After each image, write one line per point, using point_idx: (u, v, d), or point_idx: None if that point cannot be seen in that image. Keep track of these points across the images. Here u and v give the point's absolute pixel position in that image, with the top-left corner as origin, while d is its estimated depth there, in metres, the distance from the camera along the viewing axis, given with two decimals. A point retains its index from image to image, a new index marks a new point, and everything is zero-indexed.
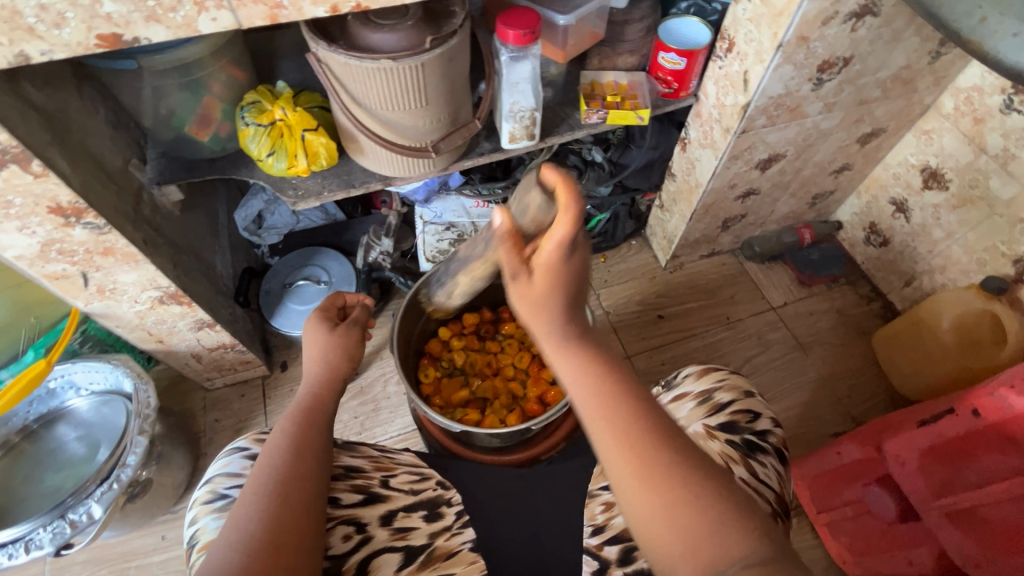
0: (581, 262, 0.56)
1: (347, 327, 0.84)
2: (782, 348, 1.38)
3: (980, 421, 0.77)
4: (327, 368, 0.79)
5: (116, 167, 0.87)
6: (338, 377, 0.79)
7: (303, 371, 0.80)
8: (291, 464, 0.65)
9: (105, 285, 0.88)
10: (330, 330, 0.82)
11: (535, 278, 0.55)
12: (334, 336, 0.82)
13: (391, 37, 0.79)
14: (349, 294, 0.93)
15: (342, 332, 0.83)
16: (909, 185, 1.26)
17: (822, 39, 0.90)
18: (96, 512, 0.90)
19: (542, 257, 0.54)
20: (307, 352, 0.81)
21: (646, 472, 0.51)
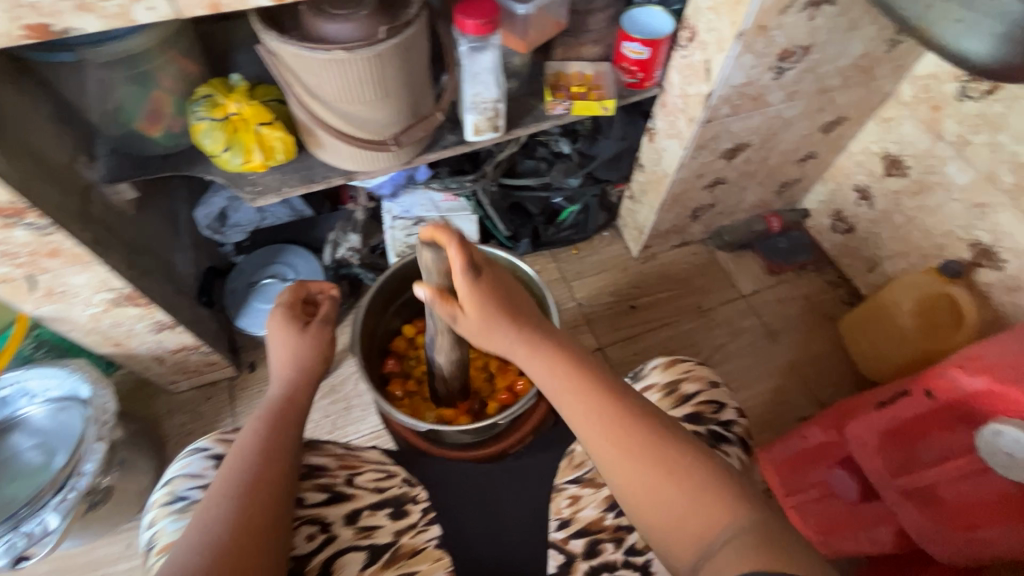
0: (492, 280, 0.63)
1: (319, 326, 0.82)
2: (752, 336, 1.39)
3: (933, 402, 0.80)
4: (299, 370, 0.77)
5: (62, 164, 0.84)
6: (312, 379, 0.78)
7: (274, 370, 0.78)
8: (262, 466, 0.64)
9: (54, 288, 0.85)
10: (302, 331, 0.81)
11: (471, 314, 0.63)
12: (307, 337, 0.80)
13: (345, 28, 0.76)
14: (315, 283, 0.89)
15: (314, 331, 0.82)
16: (871, 172, 1.28)
17: (781, 28, 0.91)
18: (52, 522, 0.87)
19: (464, 298, 0.62)
20: (277, 352, 0.79)
21: (631, 451, 0.58)
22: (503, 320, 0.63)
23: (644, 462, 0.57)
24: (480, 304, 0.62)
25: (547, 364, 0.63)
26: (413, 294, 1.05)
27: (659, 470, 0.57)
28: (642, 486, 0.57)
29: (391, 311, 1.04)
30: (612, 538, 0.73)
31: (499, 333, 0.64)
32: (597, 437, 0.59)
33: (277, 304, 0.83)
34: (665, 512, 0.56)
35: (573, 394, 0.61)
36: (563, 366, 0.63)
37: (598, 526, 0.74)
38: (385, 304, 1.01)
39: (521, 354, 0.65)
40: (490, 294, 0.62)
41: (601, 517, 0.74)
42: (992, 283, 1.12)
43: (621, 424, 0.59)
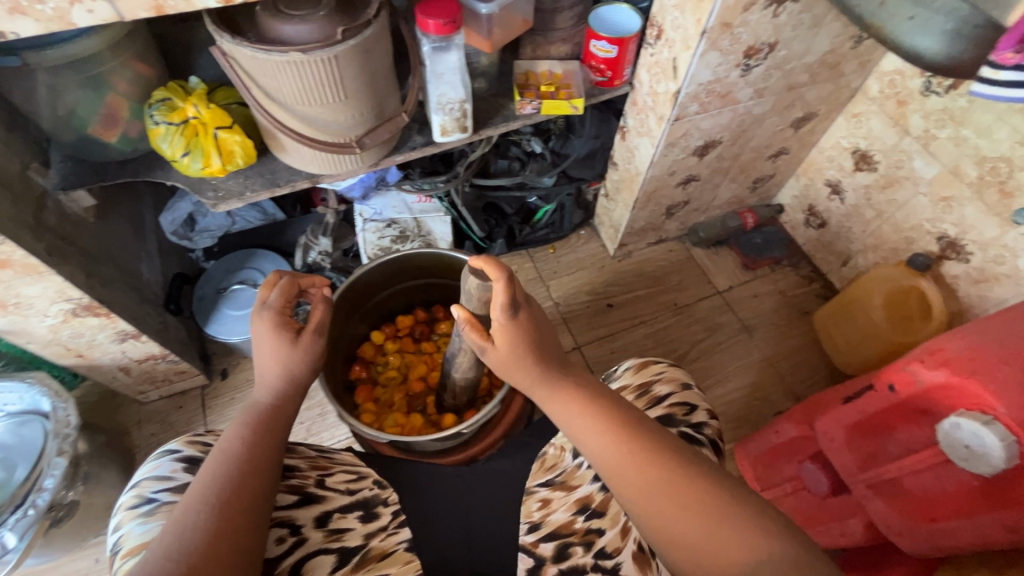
0: (528, 316, 0.66)
1: (312, 336, 0.76)
2: (728, 331, 1.40)
3: (896, 395, 0.81)
4: (289, 382, 0.73)
5: (12, 172, 0.81)
6: (298, 390, 0.74)
7: (260, 375, 0.73)
8: (245, 475, 0.62)
9: (8, 299, 0.82)
10: (292, 342, 0.74)
11: (498, 347, 0.66)
12: (301, 350, 0.74)
13: (303, 29, 0.75)
14: (305, 278, 0.82)
15: (306, 344, 0.76)
16: (841, 167, 1.29)
17: (745, 25, 0.91)
18: (10, 541, 0.85)
19: (496, 331, 0.65)
20: (263, 351, 0.75)
21: (656, 475, 0.57)
22: (528, 361, 0.65)
23: (664, 490, 0.56)
24: (511, 338, 0.65)
25: (568, 407, 0.63)
26: (379, 299, 1.04)
27: (682, 500, 0.55)
28: (663, 514, 0.55)
29: (358, 317, 1.02)
30: (582, 542, 0.70)
31: (523, 369, 0.66)
32: (615, 468, 0.58)
33: (265, 304, 0.76)
34: (684, 538, 0.54)
35: (593, 431, 0.61)
36: (582, 404, 0.63)
37: (569, 529, 0.72)
38: (353, 308, 0.99)
39: (542, 398, 0.66)
40: (521, 331, 0.65)
41: (572, 520, 0.72)
42: (958, 275, 1.14)
43: (643, 457, 0.58)
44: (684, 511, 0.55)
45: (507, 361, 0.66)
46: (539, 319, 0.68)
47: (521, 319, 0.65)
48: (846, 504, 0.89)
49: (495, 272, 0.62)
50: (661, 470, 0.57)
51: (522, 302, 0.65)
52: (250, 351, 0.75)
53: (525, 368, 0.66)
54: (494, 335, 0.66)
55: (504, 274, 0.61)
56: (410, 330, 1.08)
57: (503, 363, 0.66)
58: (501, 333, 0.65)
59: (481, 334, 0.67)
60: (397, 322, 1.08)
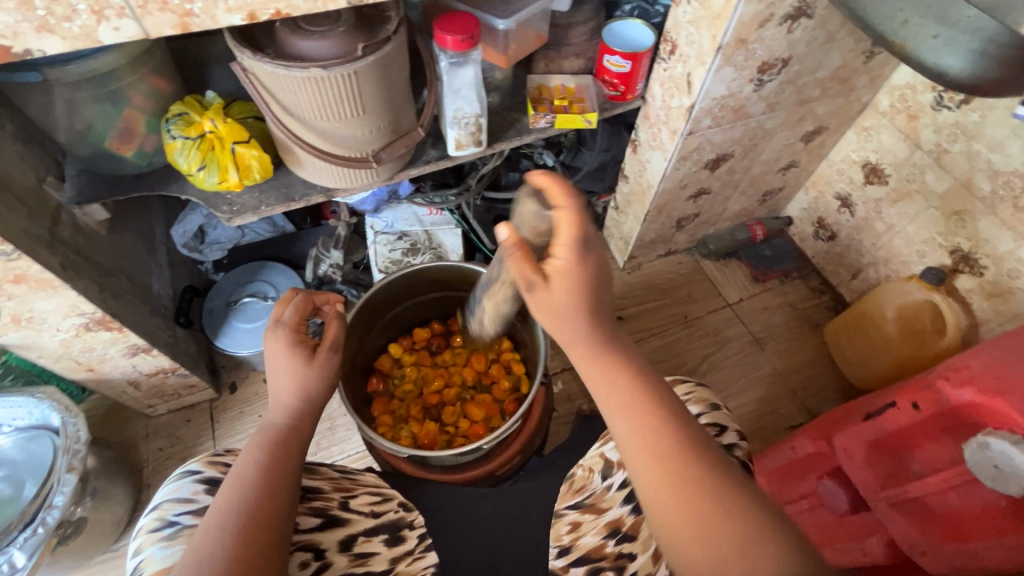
0: (595, 262, 0.58)
1: (327, 353, 0.74)
2: (738, 344, 1.40)
3: (920, 413, 0.81)
4: (305, 402, 0.72)
5: (27, 187, 0.81)
6: (315, 409, 0.73)
7: (275, 394, 0.72)
8: (262, 500, 0.60)
9: (21, 314, 0.81)
10: (308, 361, 0.73)
11: (552, 285, 0.58)
12: (317, 368, 0.73)
13: (322, 45, 0.75)
14: (320, 295, 0.83)
15: (323, 361, 0.74)
16: (851, 180, 1.29)
17: (760, 41, 0.91)
18: (19, 559, 0.83)
19: (556, 265, 0.57)
20: (276, 370, 0.73)
21: (676, 480, 0.55)
22: (576, 313, 0.58)
23: (686, 496, 0.55)
24: (569, 279, 0.57)
25: (604, 378, 0.60)
26: (395, 313, 1.03)
27: (705, 507, 0.54)
28: (686, 520, 0.54)
29: (376, 330, 1.02)
30: (613, 567, 0.69)
31: (569, 321, 0.59)
32: (643, 459, 0.57)
33: (279, 322, 0.75)
34: (701, 548, 0.53)
35: (624, 407, 0.58)
36: (619, 385, 0.59)
37: (600, 553, 0.70)
38: (370, 322, 0.99)
39: (579, 360, 0.61)
40: (583, 275, 0.57)
41: (602, 544, 0.70)
42: (972, 289, 1.13)
43: (671, 451, 0.56)
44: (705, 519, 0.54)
45: (559, 307, 0.58)
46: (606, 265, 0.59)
47: (589, 261, 0.57)
48: (865, 523, 0.88)
49: (564, 201, 0.57)
50: (688, 468, 0.55)
51: (593, 243, 0.58)
52: (265, 371, 0.74)
53: (575, 318, 0.58)
54: (550, 272, 0.58)
55: (572, 202, 0.57)
56: (427, 343, 1.07)
57: (552, 305, 0.58)
58: (559, 274, 0.57)
59: (532, 267, 0.58)
60: (414, 336, 1.07)
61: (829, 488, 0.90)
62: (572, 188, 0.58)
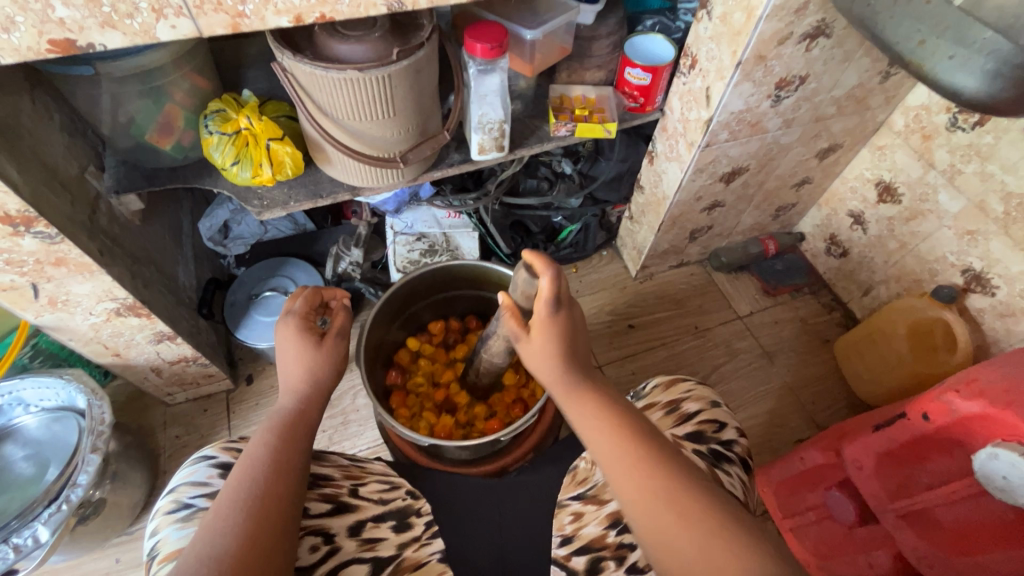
0: (567, 315, 0.67)
1: (335, 339, 0.78)
2: (748, 357, 1.40)
3: (929, 425, 0.81)
4: (313, 385, 0.74)
5: (71, 175, 0.85)
6: (323, 394, 0.75)
7: (284, 380, 0.75)
8: (272, 478, 0.61)
9: (58, 297, 0.85)
10: (317, 345, 0.76)
11: (534, 336, 0.67)
12: (325, 352, 0.76)
13: (358, 48, 0.79)
14: (328, 291, 0.86)
15: (331, 345, 0.78)
16: (865, 199, 1.31)
17: (779, 58, 0.94)
18: (43, 535, 0.86)
19: (535, 319, 0.66)
20: (287, 358, 0.76)
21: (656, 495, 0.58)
22: (552, 357, 0.67)
23: (664, 506, 0.57)
24: (546, 329, 0.66)
25: (584, 409, 0.65)
26: (415, 309, 1.06)
27: (685, 520, 0.56)
28: (665, 533, 0.56)
29: (397, 325, 1.05)
30: (613, 557, 0.69)
31: (548, 364, 0.67)
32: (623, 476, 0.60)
33: (290, 311, 0.79)
34: (684, 570, 0.54)
35: (602, 437, 0.63)
36: (598, 415, 0.64)
37: (601, 543, 0.71)
38: (393, 315, 1.02)
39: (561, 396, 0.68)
40: (557, 327, 0.66)
41: (604, 534, 0.71)
42: (983, 308, 1.14)
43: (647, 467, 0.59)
44: (682, 532, 0.55)
45: (537, 353, 0.67)
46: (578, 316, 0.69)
47: (562, 315, 0.66)
48: (875, 534, 0.89)
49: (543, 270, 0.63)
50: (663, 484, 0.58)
51: (564, 299, 0.66)
52: (275, 359, 0.77)
53: (553, 363, 0.67)
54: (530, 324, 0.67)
55: (551, 269, 0.62)
56: (444, 339, 1.10)
57: (531, 353, 0.68)
58: (537, 325, 0.67)
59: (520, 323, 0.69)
60: (432, 331, 1.10)
61: (837, 499, 0.92)
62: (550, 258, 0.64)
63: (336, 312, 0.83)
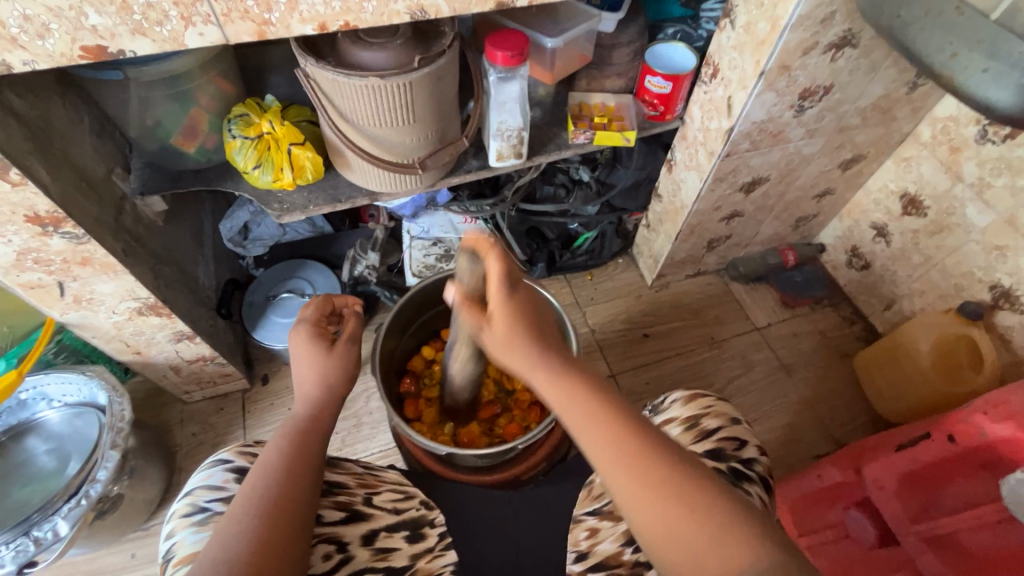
0: (526, 297, 0.66)
1: (346, 344, 0.79)
2: (765, 370, 1.38)
3: (957, 447, 0.81)
4: (326, 391, 0.74)
5: (98, 176, 0.87)
6: (336, 400, 0.75)
7: (297, 386, 0.75)
8: (284, 484, 0.62)
9: (83, 295, 0.86)
10: (327, 352, 0.77)
11: (496, 326, 0.65)
12: (336, 358, 0.77)
13: (380, 56, 0.79)
14: (339, 297, 0.87)
15: (341, 352, 0.78)
16: (888, 211, 1.28)
17: (803, 68, 0.93)
18: (62, 529, 0.88)
19: (493, 307, 0.65)
20: (300, 367, 0.76)
21: (646, 478, 0.55)
22: (526, 348, 0.63)
23: (666, 496, 0.55)
24: (511, 318, 0.64)
25: (565, 396, 0.61)
26: (430, 315, 1.06)
27: (677, 499, 0.54)
28: (659, 522, 0.54)
29: (410, 333, 1.05)
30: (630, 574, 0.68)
31: (520, 358, 0.63)
32: (610, 462, 0.57)
33: (301, 319, 0.80)
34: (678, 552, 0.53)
35: (588, 419, 0.59)
36: (582, 397, 0.60)
37: (617, 560, 0.70)
38: (405, 324, 1.03)
39: (541, 383, 0.62)
40: (519, 311, 0.65)
41: (619, 552, 0.70)
42: (1012, 326, 1.11)
43: (637, 451, 0.57)
44: (679, 518, 0.53)
45: (508, 341, 0.64)
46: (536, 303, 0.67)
47: (519, 298, 0.66)
48: (895, 558, 0.84)
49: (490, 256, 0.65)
50: (653, 467, 0.56)
51: (520, 281, 0.67)
52: (289, 365, 0.77)
53: (525, 349, 0.63)
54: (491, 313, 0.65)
55: (500, 250, 0.65)
56: None
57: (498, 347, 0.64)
58: (499, 313, 0.64)
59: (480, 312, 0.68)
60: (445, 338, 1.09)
61: (857, 520, 0.88)
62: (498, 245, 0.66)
63: (347, 318, 0.83)
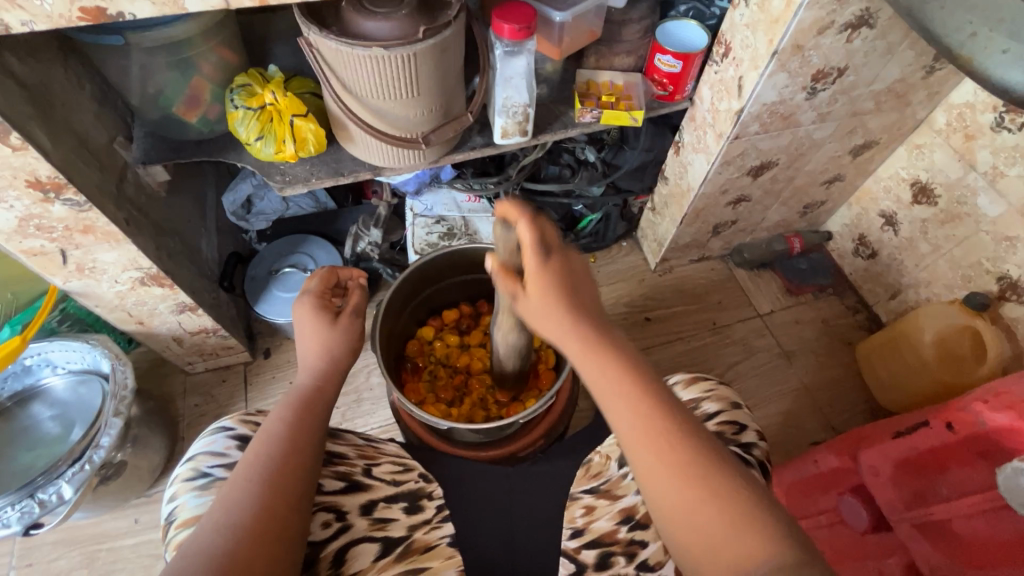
0: (561, 264, 0.58)
1: (349, 318, 0.79)
2: (766, 356, 1.38)
3: (953, 435, 0.82)
4: (329, 362, 0.75)
5: (100, 144, 0.86)
6: (340, 371, 0.75)
7: (301, 358, 0.75)
8: (287, 453, 0.62)
9: (85, 263, 0.86)
10: (332, 324, 0.77)
11: (528, 292, 0.58)
12: (339, 331, 0.77)
13: (384, 26, 0.78)
14: (344, 271, 0.87)
15: (345, 325, 0.78)
16: (898, 199, 1.26)
17: (817, 48, 0.90)
18: (67, 492, 0.89)
19: (528, 272, 0.58)
20: (305, 341, 0.76)
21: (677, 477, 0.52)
22: (562, 316, 0.57)
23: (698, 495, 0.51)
24: (543, 285, 0.57)
25: (603, 372, 0.56)
26: (431, 292, 1.06)
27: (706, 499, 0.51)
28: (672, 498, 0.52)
29: (409, 311, 1.05)
30: (624, 552, 0.69)
31: (557, 328, 0.57)
32: (634, 434, 0.54)
33: (306, 291, 0.80)
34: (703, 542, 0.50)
35: (631, 408, 0.55)
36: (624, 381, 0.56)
37: (611, 538, 0.70)
38: (405, 301, 1.02)
39: (576, 355, 0.58)
40: (556, 279, 0.57)
41: (615, 529, 0.70)
42: (1017, 317, 1.10)
43: (671, 443, 0.53)
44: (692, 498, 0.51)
45: (539, 311, 0.58)
46: (579, 268, 0.60)
47: (557, 266, 0.58)
48: (887, 543, 0.86)
49: (518, 220, 0.57)
50: (677, 451, 0.53)
51: (555, 247, 0.59)
52: (292, 334, 0.78)
53: (559, 320, 0.57)
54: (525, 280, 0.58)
55: (526, 220, 0.56)
56: (456, 323, 1.10)
57: (533, 313, 0.58)
58: (534, 279, 0.58)
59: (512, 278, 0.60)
60: (443, 317, 1.10)
61: (851, 505, 0.88)
62: (525, 204, 0.57)
63: (350, 291, 0.84)
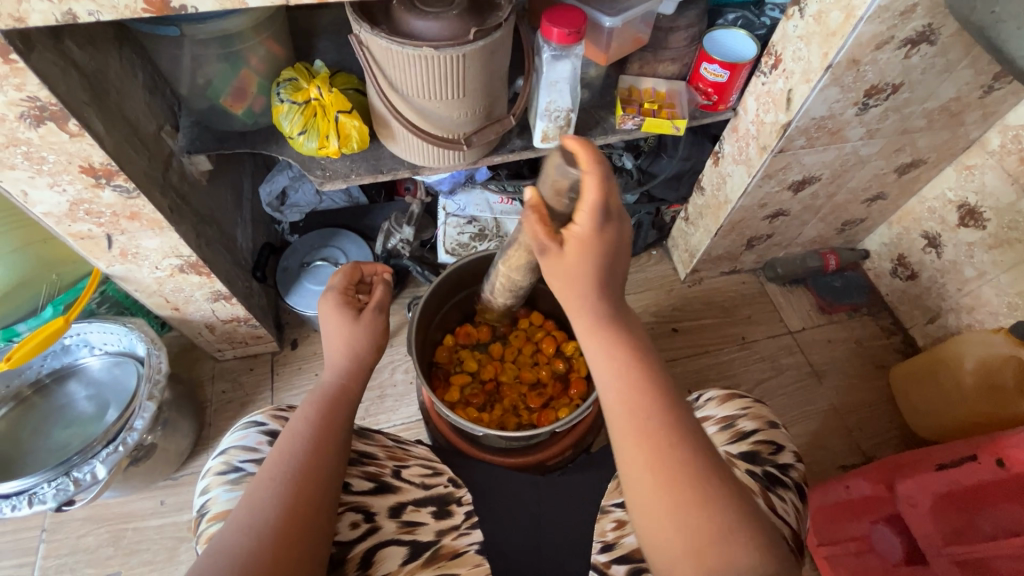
0: (615, 232, 0.56)
1: (372, 313, 0.79)
2: (796, 374, 1.35)
3: (1004, 471, 0.78)
4: (354, 360, 0.75)
5: (149, 132, 0.88)
6: (364, 369, 0.75)
7: (326, 355, 0.76)
8: (311, 453, 0.62)
9: (128, 249, 0.88)
10: (355, 319, 0.77)
11: (568, 251, 0.56)
12: (363, 327, 0.77)
13: (434, 26, 0.78)
14: (367, 266, 0.87)
15: (368, 321, 0.78)
16: (943, 221, 1.22)
17: (873, 63, 0.88)
18: (100, 472, 0.91)
19: (575, 233, 0.56)
20: (330, 339, 0.76)
21: (658, 467, 0.54)
22: (587, 283, 0.57)
23: (671, 483, 0.53)
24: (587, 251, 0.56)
25: (599, 351, 0.58)
26: (466, 295, 1.06)
27: (677, 487, 0.53)
28: (656, 502, 0.53)
29: (444, 311, 1.06)
30: None
31: (579, 296, 0.58)
32: (619, 417, 0.56)
33: (330, 287, 0.81)
34: (665, 540, 0.53)
35: (618, 383, 0.57)
36: (615, 360, 0.58)
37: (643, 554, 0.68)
38: (439, 302, 1.02)
39: (585, 330, 0.60)
40: (603, 244, 0.56)
41: None
42: None
43: (648, 426, 0.55)
44: (674, 504, 0.53)
45: (570, 275, 0.57)
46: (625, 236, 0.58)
47: (610, 230, 0.56)
48: None
49: (590, 163, 0.51)
50: (657, 433, 0.55)
51: (615, 212, 0.56)
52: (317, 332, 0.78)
53: (585, 288, 0.58)
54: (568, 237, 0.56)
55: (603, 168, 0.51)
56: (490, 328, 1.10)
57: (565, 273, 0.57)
58: (577, 242, 0.56)
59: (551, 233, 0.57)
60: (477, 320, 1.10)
61: (883, 534, 0.89)
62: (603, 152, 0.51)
63: (374, 287, 0.84)
